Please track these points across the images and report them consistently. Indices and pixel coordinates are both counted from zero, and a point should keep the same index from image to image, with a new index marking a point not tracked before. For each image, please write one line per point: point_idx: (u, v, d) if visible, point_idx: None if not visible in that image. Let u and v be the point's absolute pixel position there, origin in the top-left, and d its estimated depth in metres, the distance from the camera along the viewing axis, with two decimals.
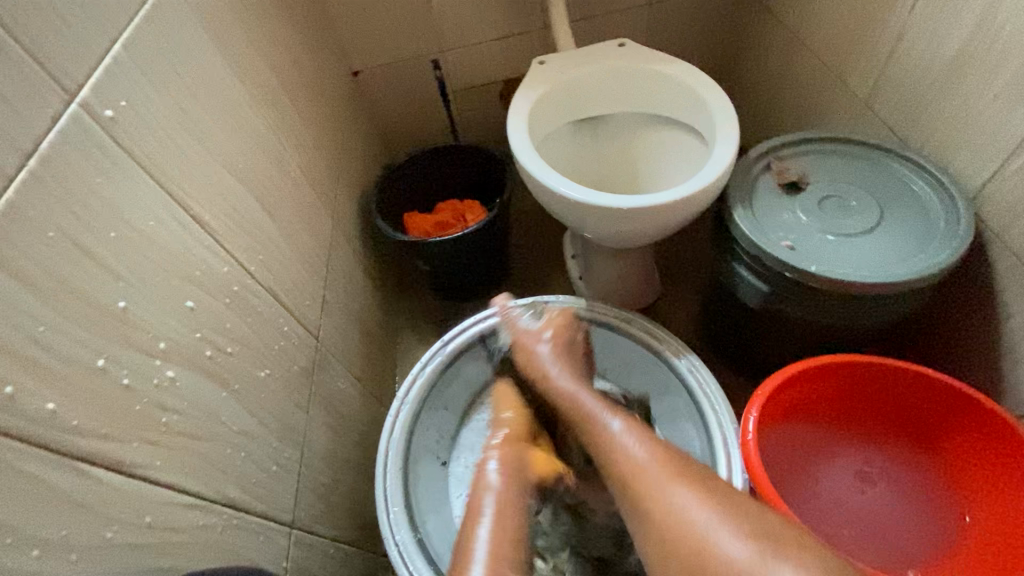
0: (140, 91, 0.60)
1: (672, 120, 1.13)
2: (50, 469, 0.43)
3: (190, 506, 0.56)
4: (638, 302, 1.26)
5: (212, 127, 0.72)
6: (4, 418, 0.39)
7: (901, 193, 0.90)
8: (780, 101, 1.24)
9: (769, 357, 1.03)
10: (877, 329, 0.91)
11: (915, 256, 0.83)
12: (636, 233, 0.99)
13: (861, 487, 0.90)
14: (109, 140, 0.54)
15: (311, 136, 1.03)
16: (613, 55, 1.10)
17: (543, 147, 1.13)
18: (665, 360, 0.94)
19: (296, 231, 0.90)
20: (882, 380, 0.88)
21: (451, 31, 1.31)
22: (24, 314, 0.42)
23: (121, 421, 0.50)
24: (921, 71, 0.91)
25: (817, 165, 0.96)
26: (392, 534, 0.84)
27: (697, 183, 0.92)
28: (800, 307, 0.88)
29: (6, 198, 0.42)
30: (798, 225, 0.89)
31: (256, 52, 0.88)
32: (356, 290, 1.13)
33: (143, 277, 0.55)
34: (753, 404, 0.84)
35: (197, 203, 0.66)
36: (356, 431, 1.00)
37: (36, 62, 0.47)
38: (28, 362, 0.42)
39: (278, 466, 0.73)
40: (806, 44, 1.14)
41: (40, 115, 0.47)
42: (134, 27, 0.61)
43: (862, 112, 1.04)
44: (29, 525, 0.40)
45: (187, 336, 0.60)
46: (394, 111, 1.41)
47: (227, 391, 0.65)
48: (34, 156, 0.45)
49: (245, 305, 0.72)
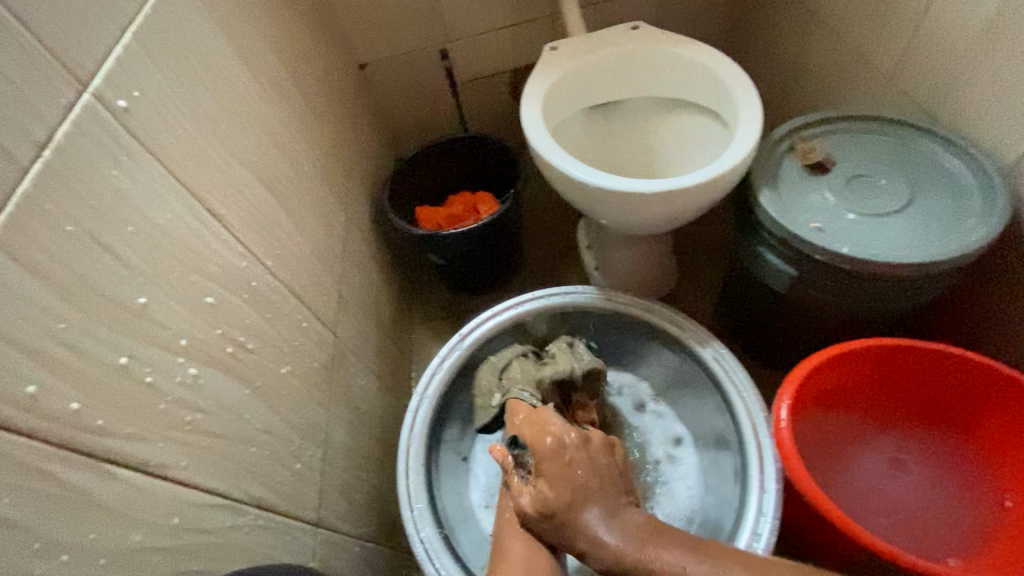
0: (153, 82, 0.58)
1: (690, 104, 1.10)
2: (77, 471, 0.41)
3: (217, 506, 0.54)
4: (657, 291, 1.24)
5: (224, 119, 0.70)
6: (28, 419, 0.38)
7: (932, 171, 0.87)
8: (799, 81, 1.21)
9: (796, 344, 1.00)
10: (908, 312, 0.88)
11: (949, 235, 0.81)
12: (657, 219, 0.97)
13: (894, 473, 0.89)
14: (123, 132, 0.52)
15: (321, 129, 1.01)
16: (627, 38, 1.08)
17: (558, 135, 1.11)
18: (690, 349, 0.92)
19: (311, 226, 0.88)
20: (917, 363, 0.85)
21: (459, 20, 1.28)
22: (45, 311, 0.41)
23: (146, 421, 0.48)
24: (950, 44, 0.88)
25: (842, 145, 0.93)
26: (416, 532, 0.82)
27: (719, 166, 0.90)
28: (830, 290, 0.86)
29: (22, 191, 0.41)
30: (826, 207, 0.86)
31: (264, 43, 0.86)
32: (371, 284, 1.11)
33: (163, 273, 0.53)
34: (784, 392, 0.81)
35: (213, 197, 0.64)
36: (376, 427, 0.99)
37: (47, 51, 0.46)
38: (51, 361, 0.40)
39: (302, 464, 0.72)
40: (825, 21, 1.11)
41: (54, 106, 0.45)
42: (144, 15, 0.59)
43: (886, 89, 1.01)
44: (58, 530, 0.39)
45: (208, 333, 0.58)
46: (401, 103, 1.39)
47: (249, 389, 0.64)
48: (49, 147, 0.44)
49: (263, 301, 0.70)
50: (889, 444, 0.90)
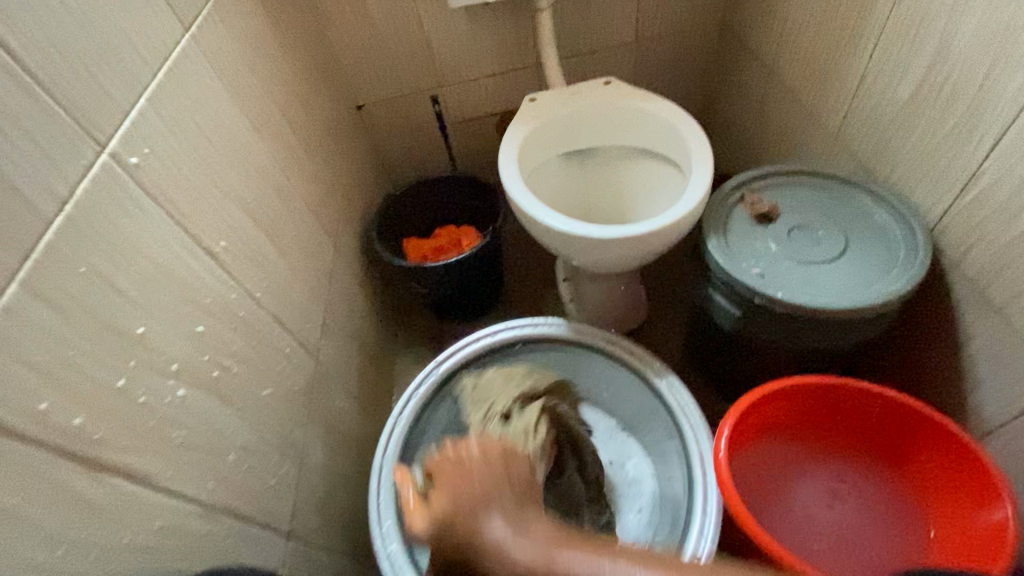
0: (161, 139, 0.67)
1: (654, 153, 1.20)
2: (77, 477, 0.49)
3: (197, 515, 0.61)
4: (626, 324, 1.31)
5: (222, 165, 0.79)
6: (41, 431, 0.46)
7: (866, 224, 0.96)
8: (761, 131, 1.31)
9: (747, 378, 1.08)
10: (844, 351, 0.96)
11: (876, 283, 0.89)
12: (617, 260, 1.05)
13: (830, 502, 0.94)
14: (132, 183, 0.61)
15: (315, 169, 1.11)
16: (598, 93, 1.18)
17: (532, 178, 1.20)
18: (646, 380, 1.00)
19: (299, 258, 0.97)
20: (851, 400, 0.92)
21: (448, 69, 1.40)
22: (59, 341, 0.49)
23: (138, 435, 0.56)
24: (882, 108, 0.97)
25: (786, 197, 1.02)
26: (383, 547, 0.89)
27: (672, 215, 0.99)
28: (771, 330, 0.94)
29: (47, 239, 0.49)
30: (768, 253, 0.95)
31: (265, 94, 0.96)
32: (356, 311, 1.19)
33: (159, 306, 0.61)
34: (724, 422, 0.88)
35: (208, 236, 0.73)
36: (352, 447, 1.05)
37: (73, 121, 0.55)
38: (61, 382, 0.48)
39: (277, 479, 0.79)
40: (781, 80, 1.21)
41: (75, 166, 0.54)
42: (157, 81, 0.68)
43: (833, 144, 1.10)
44: (58, 526, 0.46)
45: (197, 358, 0.66)
46: (395, 141, 1.50)
47: (231, 408, 0.71)
48: (69, 202, 0.52)
49: (250, 328, 0.78)
50: (828, 471, 0.96)
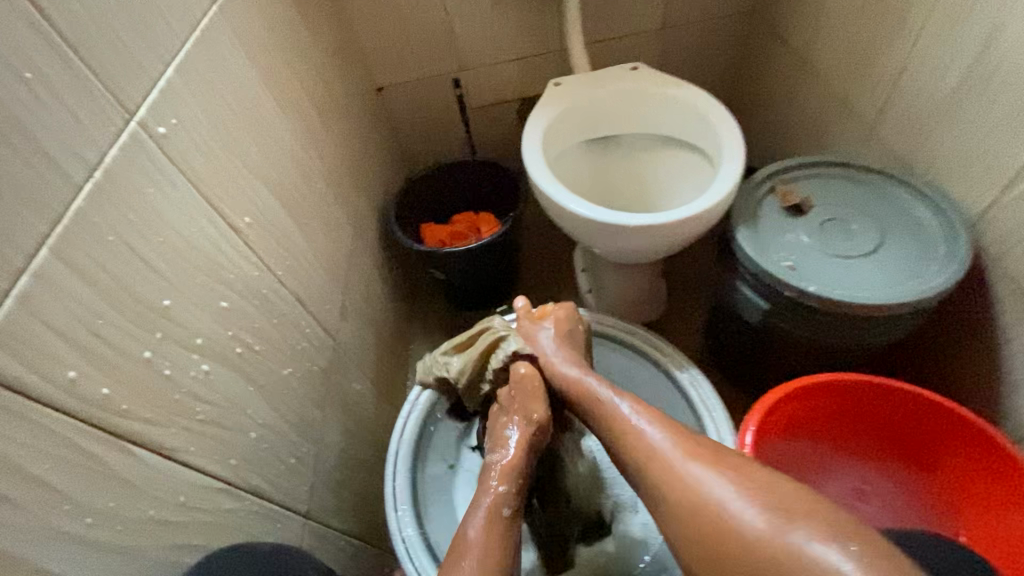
0: (188, 110, 0.66)
1: (682, 141, 1.17)
2: (103, 448, 0.48)
3: (218, 491, 0.61)
4: (646, 316, 1.29)
5: (247, 140, 0.78)
6: (67, 400, 0.45)
7: (903, 218, 0.93)
8: (791, 122, 1.28)
9: (771, 374, 1.05)
10: (876, 349, 0.93)
11: (913, 279, 0.86)
12: (641, 249, 1.03)
13: (856, 503, 0.94)
14: (160, 153, 0.60)
15: (336, 149, 1.09)
16: (626, 78, 1.15)
17: (556, 164, 1.18)
18: (668, 373, 0.98)
19: (320, 239, 0.96)
20: (883, 402, 0.90)
21: (472, 52, 1.37)
22: (87, 309, 0.48)
23: (163, 408, 0.55)
24: (924, 100, 0.94)
25: (819, 190, 0.99)
26: (399, 530, 0.88)
27: (701, 204, 0.96)
28: (800, 325, 0.91)
29: (75, 205, 0.48)
30: (800, 246, 0.92)
31: (288, 71, 0.94)
32: (373, 295, 1.18)
33: (184, 279, 0.60)
34: (749, 419, 0.87)
35: (233, 211, 0.72)
36: (368, 430, 1.05)
37: (103, 86, 0.53)
38: (88, 351, 0.47)
39: (296, 459, 0.78)
40: (815, 69, 1.18)
41: (104, 132, 0.53)
42: (184, 51, 0.67)
43: (868, 137, 1.07)
44: (83, 496, 0.45)
45: (220, 334, 0.65)
46: (414, 125, 1.48)
47: (252, 386, 0.70)
48: (98, 168, 0.51)
49: (271, 307, 0.77)
50: (854, 472, 0.96)
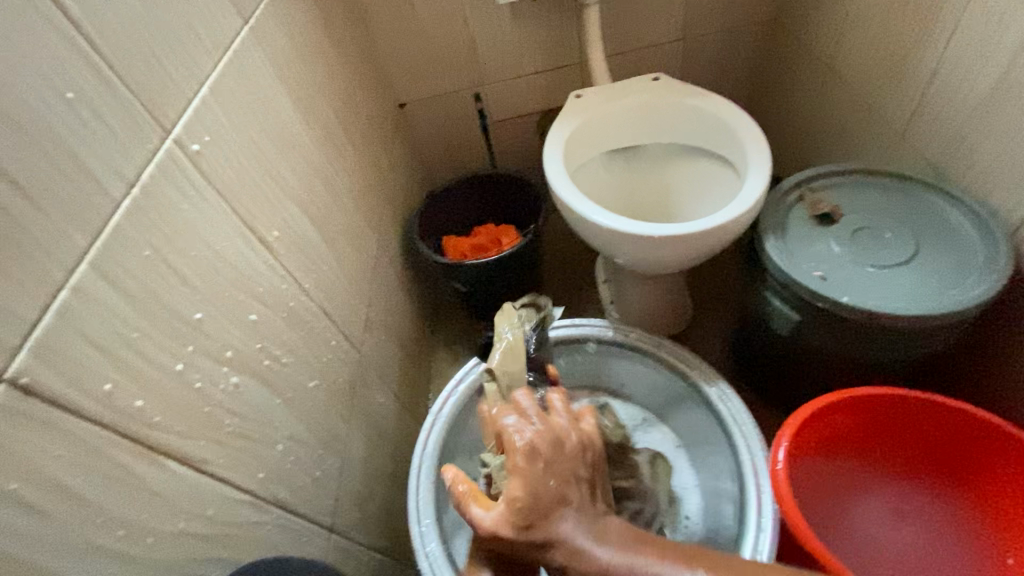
0: (221, 128, 0.68)
1: (705, 151, 1.16)
2: (136, 460, 0.48)
3: (246, 503, 0.61)
4: (670, 328, 1.27)
5: (275, 156, 0.79)
6: (102, 412, 0.46)
7: (938, 226, 0.90)
8: (817, 131, 1.26)
9: (802, 388, 1.02)
10: (913, 362, 0.90)
11: (951, 290, 0.83)
12: (666, 260, 1.02)
13: (896, 523, 0.90)
14: (193, 170, 0.61)
15: (361, 163, 1.11)
16: (647, 89, 1.15)
17: (577, 176, 1.18)
18: (696, 386, 0.96)
19: (345, 252, 0.97)
20: (919, 415, 0.87)
21: (493, 66, 1.39)
22: (123, 323, 0.49)
23: (194, 421, 0.55)
24: (958, 105, 0.91)
25: (849, 198, 0.96)
26: (422, 545, 0.87)
27: (725, 214, 0.95)
28: (833, 337, 0.88)
29: (114, 222, 0.49)
30: (831, 256, 0.90)
31: (316, 88, 0.96)
32: (396, 307, 1.19)
33: (216, 293, 0.61)
34: (782, 434, 0.84)
35: (262, 225, 0.73)
36: (391, 443, 1.05)
37: (141, 105, 0.55)
38: (123, 364, 0.48)
39: (321, 472, 0.78)
40: (841, 77, 1.16)
41: (141, 150, 0.54)
42: (217, 70, 0.69)
43: (899, 144, 1.05)
44: (116, 508, 0.46)
45: (250, 347, 0.66)
46: (436, 139, 1.49)
47: (280, 399, 0.70)
48: (136, 185, 0.52)
49: (299, 319, 0.78)
50: (891, 493, 0.92)
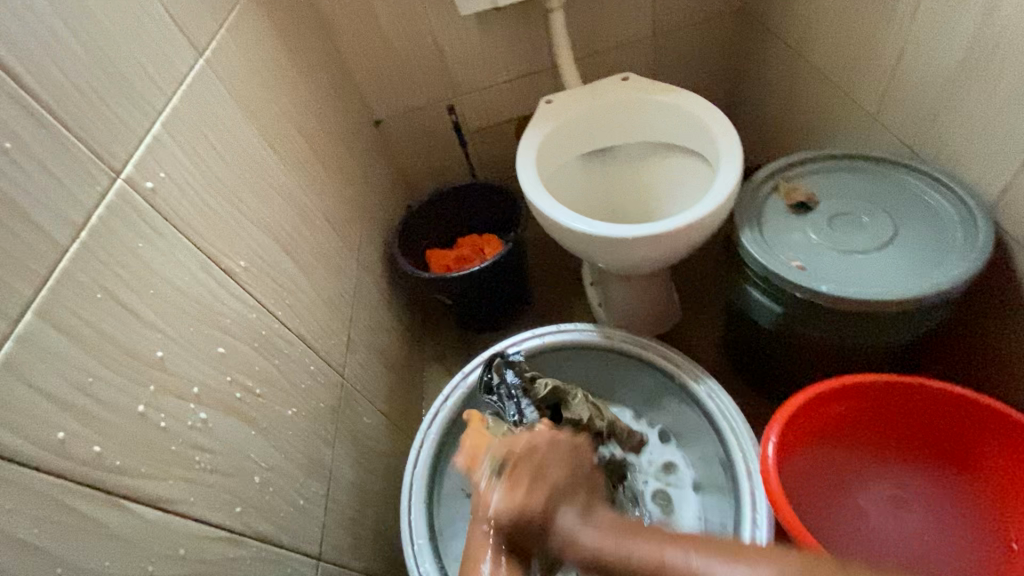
0: (178, 163, 0.67)
1: (679, 147, 1.15)
2: (96, 506, 0.48)
3: (222, 539, 0.60)
4: (659, 327, 1.26)
5: (239, 185, 0.79)
6: (56, 461, 0.45)
7: (916, 206, 0.89)
8: (791, 117, 1.25)
9: (792, 379, 1.01)
10: (902, 345, 0.88)
11: (932, 271, 0.82)
12: (645, 259, 1.01)
13: (895, 511, 0.88)
14: (148, 208, 0.61)
15: (334, 184, 1.11)
16: (616, 89, 1.14)
17: (553, 182, 1.17)
18: (685, 386, 0.95)
19: (322, 274, 0.97)
20: (911, 399, 0.86)
21: (464, 77, 1.39)
22: (75, 368, 0.48)
23: (159, 461, 0.55)
24: (927, 83, 0.90)
25: (825, 183, 0.95)
26: (416, 566, 0.86)
27: (700, 210, 0.94)
28: (817, 326, 0.87)
29: (61, 267, 0.49)
30: (808, 244, 0.88)
31: (281, 113, 0.96)
32: (381, 325, 1.18)
33: (178, 328, 0.61)
34: (771, 429, 0.82)
35: (228, 257, 0.73)
36: (382, 464, 1.04)
37: (86, 148, 0.55)
38: (77, 410, 0.48)
39: (305, 500, 0.77)
40: (810, 62, 1.15)
41: (89, 192, 0.54)
42: (171, 106, 0.69)
43: (872, 126, 1.04)
44: (77, 558, 0.45)
45: (218, 380, 0.65)
46: (413, 154, 1.49)
47: (255, 429, 0.70)
48: (84, 229, 0.52)
49: (273, 347, 0.77)
50: (889, 480, 0.90)
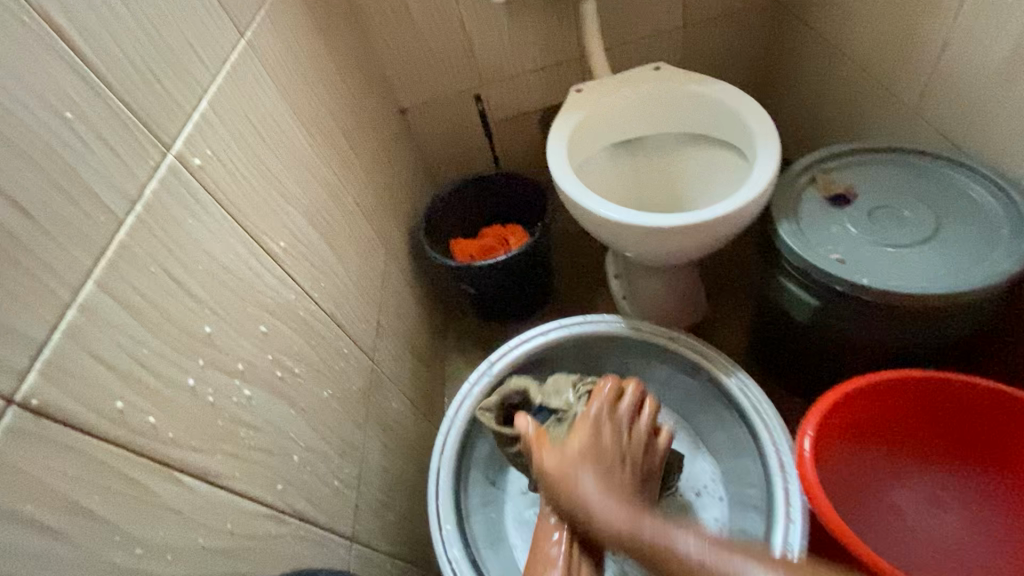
0: (223, 141, 0.68)
1: (711, 138, 1.14)
2: (152, 477, 0.48)
3: (265, 516, 0.61)
4: (685, 321, 1.25)
5: (278, 166, 0.79)
6: (116, 431, 0.46)
7: (958, 201, 0.88)
8: (826, 111, 1.23)
9: (823, 375, 1.00)
10: (941, 341, 0.87)
11: (975, 266, 0.80)
12: (677, 251, 1.00)
13: (932, 509, 0.87)
14: (197, 185, 0.61)
15: (364, 170, 1.11)
16: (649, 79, 1.13)
17: (582, 172, 1.16)
18: (716, 378, 0.94)
19: (353, 259, 0.97)
20: (948, 397, 0.85)
21: (492, 66, 1.38)
22: (132, 340, 0.49)
23: (208, 435, 0.55)
24: (972, 75, 0.89)
25: (864, 176, 0.94)
26: (445, 551, 0.86)
27: (736, 201, 0.92)
28: (854, 321, 0.86)
29: (119, 239, 0.49)
30: (848, 238, 0.87)
31: (315, 97, 0.96)
32: (407, 312, 1.18)
33: (225, 306, 0.61)
34: (807, 423, 0.82)
35: (268, 237, 0.73)
36: (409, 450, 1.04)
37: (141, 122, 0.55)
38: (134, 381, 0.48)
39: (339, 481, 0.77)
40: (847, 54, 1.13)
41: (144, 167, 0.54)
42: (216, 84, 0.69)
43: (911, 119, 1.02)
44: (135, 527, 0.46)
45: (261, 359, 0.65)
46: (438, 143, 1.49)
47: (294, 409, 0.70)
48: (139, 202, 0.52)
49: (310, 329, 0.78)
50: (925, 478, 0.89)
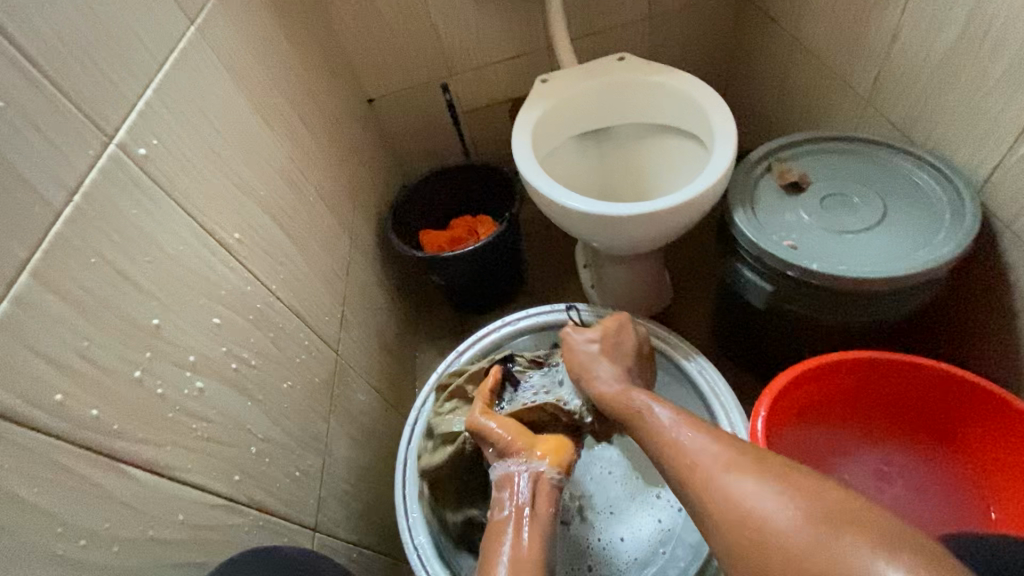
0: (170, 130, 0.66)
1: (674, 128, 1.16)
2: (95, 469, 0.48)
3: (220, 506, 0.61)
4: (651, 309, 1.27)
5: (233, 156, 0.78)
6: (56, 423, 0.45)
7: (905, 187, 0.91)
8: (786, 101, 1.26)
9: (781, 358, 1.03)
10: (888, 323, 0.90)
11: (919, 251, 0.83)
12: (639, 239, 1.01)
13: (881, 485, 0.91)
14: (142, 174, 0.60)
15: (327, 160, 1.10)
16: (612, 69, 1.14)
17: (547, 162, 1.17)
18: (675, 362, 0.94)
19: (315, 250, 0.96)
20: (892, 376, 0.88)
21: (458, 55, 1.37)
22: (72, 333, 0.48)
23: (157, 428, 0.55)
24: (918, 66, 0.92)
25: (816, 164, 0.97)
26: (411, 538, 0.87)
27: (694, 189, 0.94)
28: (807, 305, 0.89)
29: (56, 231, 0.48)
30: (800, 225, 0.90)
31: (273, 85, 0.95)
32: (374, 304, 1.18)
33: (174, 298, 0.61)
34: (760, 404, 0.84)
35: (222, 228, 0.72)
36: (376, 440, 1.04)
37: (80, 111, 0.54)
38: (75, 373, 0.48)
39: (301, 472, 0.78)
40: (804, 45, 1.16)
41: (83, 156, 0.53)
42: (164, 73, 0.68)
43: (864, 109, 1.05)
44: (77, 518, 0.45)
45: (214, 350, 0.65)
46: (406, 133, 1.48)
47: (251, 400, 0.70)
48: (78, 192, 0.51)
49: (268, 321, 0.77)
50: (873, 455, 0.93)
